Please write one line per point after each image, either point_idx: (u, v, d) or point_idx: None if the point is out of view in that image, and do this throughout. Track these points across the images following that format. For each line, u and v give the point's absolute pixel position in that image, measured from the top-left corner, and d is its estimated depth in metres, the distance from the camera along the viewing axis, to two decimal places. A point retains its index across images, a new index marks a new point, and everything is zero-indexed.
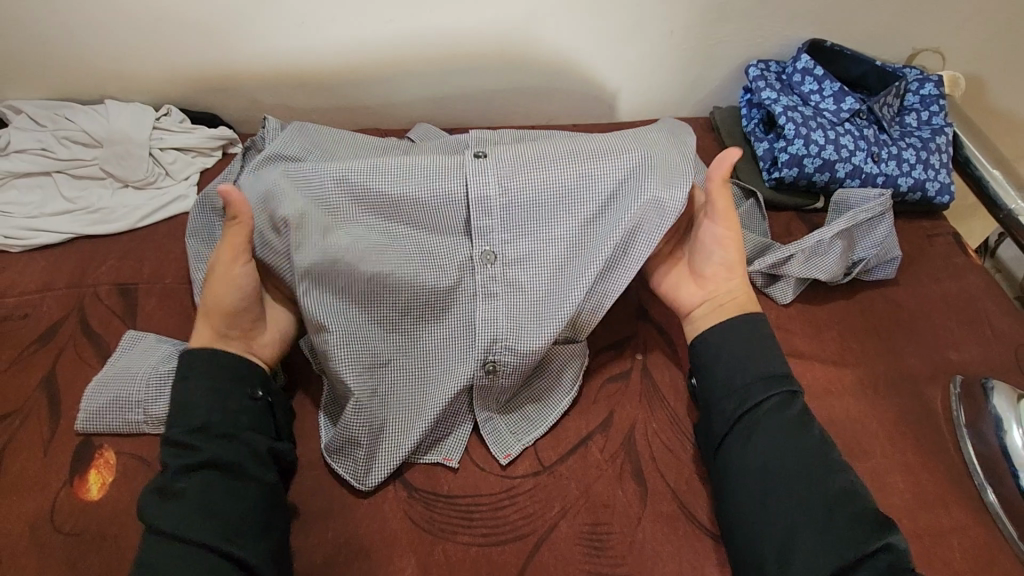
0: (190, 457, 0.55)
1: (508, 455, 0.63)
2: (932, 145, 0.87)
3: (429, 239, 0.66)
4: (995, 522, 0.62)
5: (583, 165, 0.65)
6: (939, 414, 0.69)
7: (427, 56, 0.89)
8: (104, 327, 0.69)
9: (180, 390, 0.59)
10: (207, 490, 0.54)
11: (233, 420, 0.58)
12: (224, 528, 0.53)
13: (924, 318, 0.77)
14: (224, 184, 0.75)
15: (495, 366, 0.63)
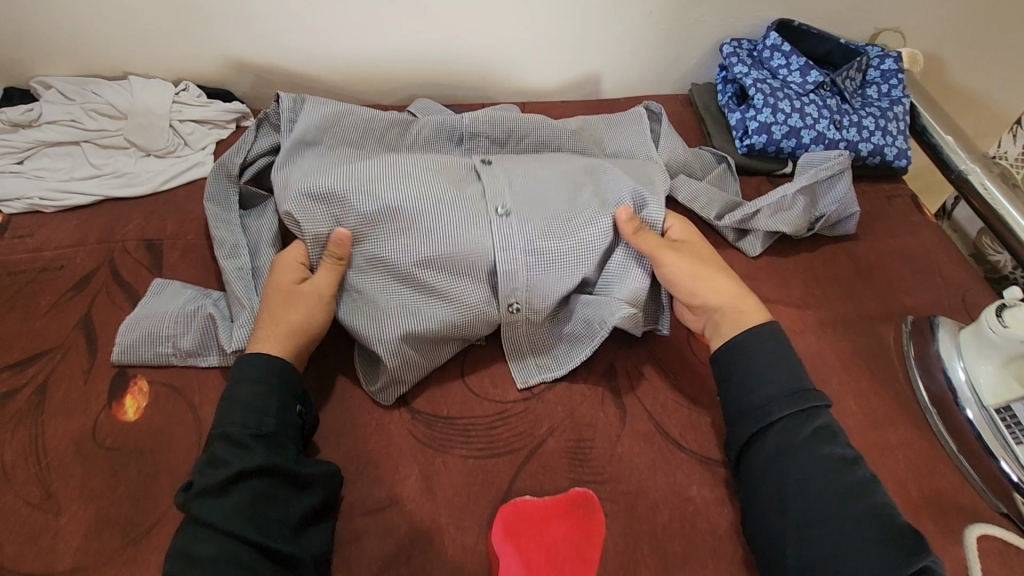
0: (243, 457, 0.56)
1: (526, 382, 0.70)
2: (891, 114, 0.94)
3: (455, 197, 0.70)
4: (937, 437, 0.69)
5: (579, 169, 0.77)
6: (892, 348, 0.77)
7: (426, 36, 0.96)
8: (133, 276, 0.76)
9: (238, 393, 0.60)
10: (258, 493, 0.55)
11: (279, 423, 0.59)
12: (271, 528, 0.54)
13: (882, 267, 0.85)
14: (236, 154, 0.80)
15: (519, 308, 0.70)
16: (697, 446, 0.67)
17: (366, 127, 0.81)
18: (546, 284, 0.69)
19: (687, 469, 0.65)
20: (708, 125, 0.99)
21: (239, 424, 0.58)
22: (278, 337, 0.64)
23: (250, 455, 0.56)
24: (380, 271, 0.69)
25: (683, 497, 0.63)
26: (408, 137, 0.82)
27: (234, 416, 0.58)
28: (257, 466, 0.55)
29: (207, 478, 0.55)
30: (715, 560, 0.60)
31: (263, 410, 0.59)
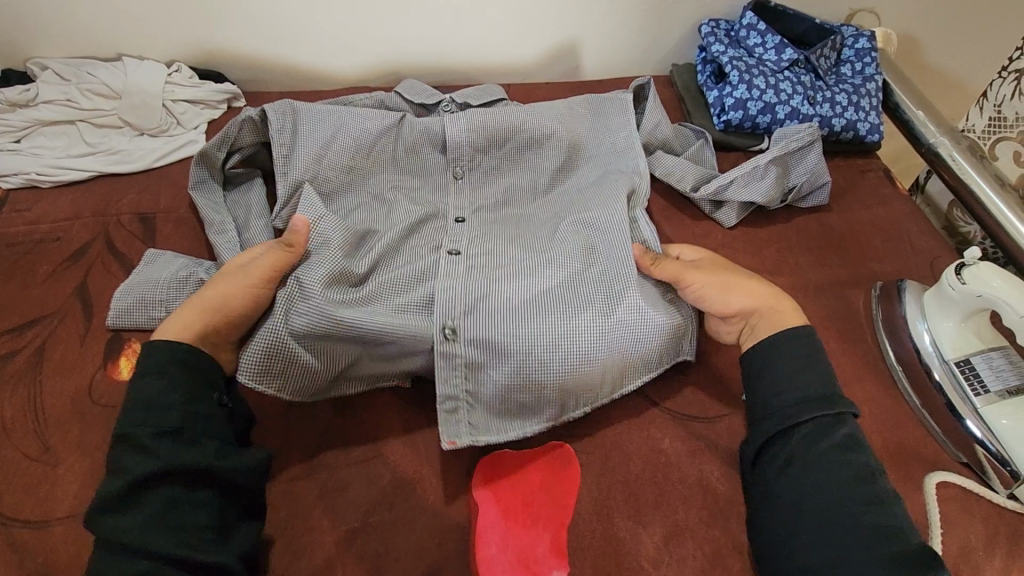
0: (139, 462, 0.54)
1: (453, 442, 0.63)
2: (863, 90, 0.97)
3: (422, 236, 0.79)
4: (902, 394, 0.72)
5: (548, 219, 0.82)
6: (860, 312, 0.80)
7: (411, 20, 0.99)
8: (127, 247, 0.78)
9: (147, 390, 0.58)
10: (170, 503, 0.54)
11: (182, 416, 0.58)
12: (187, 535, 0.53)
13: (853, 236, 0.88)
14: (219, 146, 0.80)
15: (455, 332, 0.67)
16: (668, 403, 0.70)
17: (351, 138, 0.82)
18: (486, 307, 0.68)
19: (662, 423, 0.68)
20: (687, 103, 1.02)
21: (136, 424, 0.57)
22: (192, 318, 0.64)
23: (144, 463, 0.54)
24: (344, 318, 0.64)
25: (656, 449, 0.66)
26: (391, 137, 0.85)
27: (144, 415, 0.57)
28: (151, 475, 0.54)
29: (112, 487, 0.54)
30: (685, 505, 0.62)
31: (148, 410, 0.57)
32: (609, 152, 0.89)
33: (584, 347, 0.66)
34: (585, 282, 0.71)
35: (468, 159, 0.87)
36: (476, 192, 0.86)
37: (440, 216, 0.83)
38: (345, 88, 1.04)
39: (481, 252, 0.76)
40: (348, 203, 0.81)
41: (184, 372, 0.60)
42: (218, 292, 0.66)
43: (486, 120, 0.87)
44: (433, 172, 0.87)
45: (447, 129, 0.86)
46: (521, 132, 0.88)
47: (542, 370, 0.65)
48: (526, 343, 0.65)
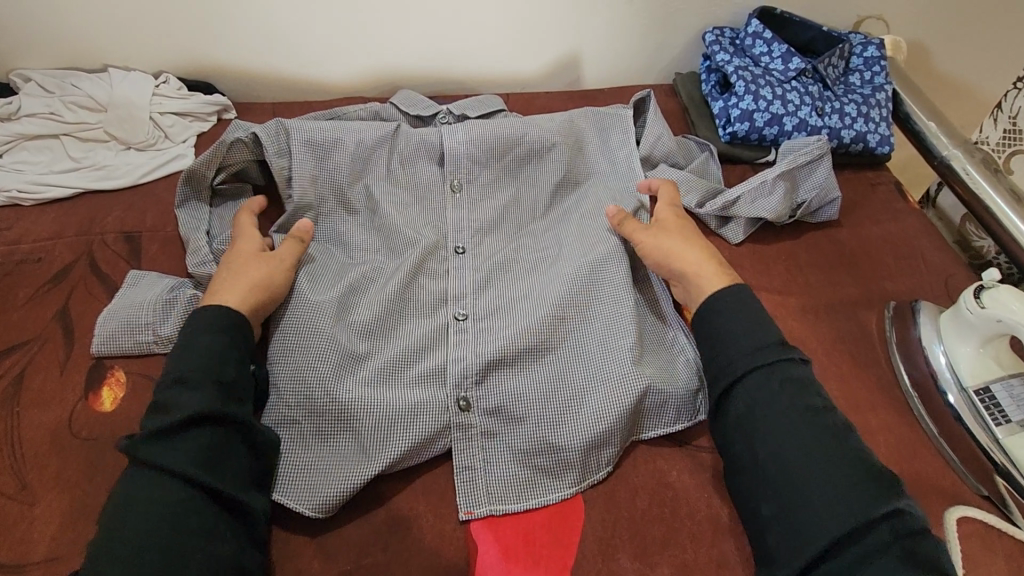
0: (191, 402, 0.56)
1: (469, 513, 0.60)
2: (873, 101, 0.94)
3: (425, 270, 0.77)
4: (918, 421, 0.69)
5: (548, 245, 0.81)
6: (874, 334, 0.77)
7: (407, 28, 0.96)
8: (112, 268, 0.75)
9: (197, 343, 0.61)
10: (211, 444, 0.56)
11: (229, 373, 0.60)
12: (225, 481, 0.55)
13: (865, 253, 0.85)
14: (207, 164, 0.78)
15: (468, 403, 0.66)
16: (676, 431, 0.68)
17: (349, 153, 0.81)
18: (490, 356, 0.68)
19: (671, 455, 0.66)
20: (691, 114, 0.99)
21: (187, 371, 0.59)
22: (241, 291, 0.66)
23: (198, 402, 0.56)
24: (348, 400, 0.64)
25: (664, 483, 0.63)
26: (388, 151, 0.84)
27: (196, 363, 0.60)
28: (203, 415, 0.56)
29: (156, 422, 0.56)
30: (696, 542, 0.60)
31: (198, 360, 0.60)
32: (612, 175, 0.87)
33: (597, 400, 0.65)
34: (587, 320, 0.72)
35: (467, 171, 0.84)
36: (476, 205, 0.83)
37: (441, 237, 0.80)
38: (339, 99, 1.01)
39: (485, 285, 0.76)
40: (349, 229, 0.80)
41: (233, 337, 0.63)
42: (256, 272, 0.68)
43: (487, 133, 0.85)
44: (431, 184, 0.84)
45: (447, 144, 0.84)
46: (518, 143, 0.85)
47: (560, 440, 0.64)
48: (535, 402, 0.67)
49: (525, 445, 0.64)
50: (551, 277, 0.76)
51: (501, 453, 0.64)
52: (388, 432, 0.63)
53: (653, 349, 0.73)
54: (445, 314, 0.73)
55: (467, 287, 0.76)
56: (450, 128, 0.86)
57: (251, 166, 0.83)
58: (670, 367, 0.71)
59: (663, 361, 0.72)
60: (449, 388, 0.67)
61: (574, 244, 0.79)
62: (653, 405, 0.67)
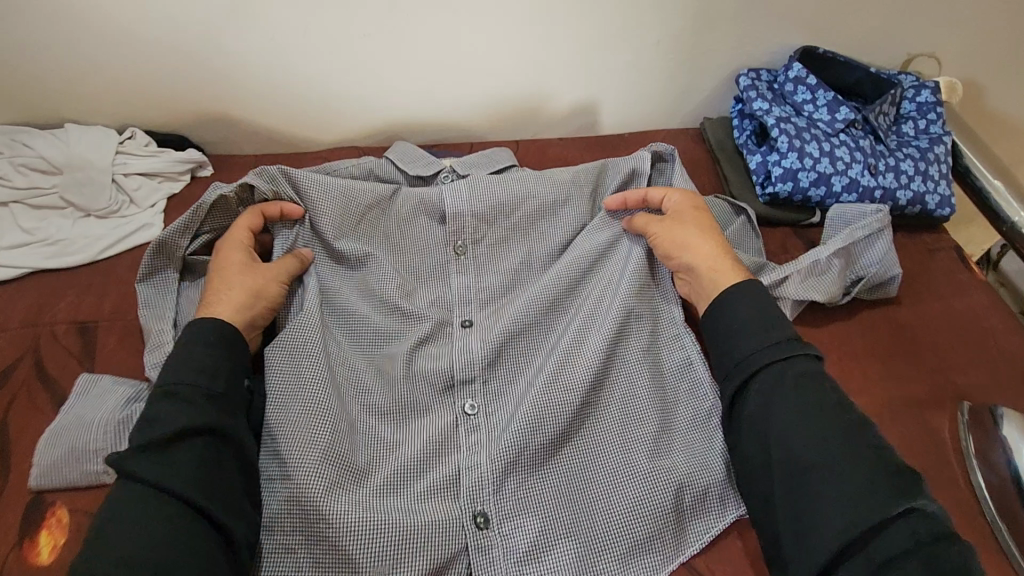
0: (182, 414, 0.54)
1: None
2: (931, 155, 0.83)
3: (429, 351, 0.68)
4: (1006, 552, 0.59)
5: (567, 317, 0.70)
6: (948, 442, 0.66)
7: (405, 71, 0.85)
8: (60, 370, 0.65)
9: (187, 356, 0.58)
10: (202, 457, 0.53)
11: (222, 385, 0.57)
12: (215, 502, 0.52)
13: (929, 337, 0.74)
14: (183, 233, 0.68)
15: (486, 518, 0.59)
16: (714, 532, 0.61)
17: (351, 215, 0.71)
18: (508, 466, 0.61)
19: (705, 563, 0.60)
20: (723, 167, 0.88)
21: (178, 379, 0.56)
22: (239, 303, 0.63)
23: (190, 414, 0.54)
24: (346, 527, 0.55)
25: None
26: (388, 215, 0.73)
27: (188, 371, 0.57)
28: (196, 428, 0.54)
29: (145, 433, 0.53)
30: None
31: (189, 370, 0.57)
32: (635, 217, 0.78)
33: (626, 503, 0.61)
34: (608, 402, 0.66)
35: (473, 231, 0.73)
36: (484, 272, 0.73)
37: (447, 309, 0.71)
38: (329, 150, 0.90)
39: (496, 366, 0.67)
40: (348, 297, 0.69)
41: (225, 350, 0.59)
42: (249, 286, 0.64)
43: (491, 191, 0.73)
44: (434, 258, 0.73)
45: (448, 204, 0.73)
46: (528, 198, 0.74)
47: (591, 558, 0.58)
48: (559, 512, 0.60)
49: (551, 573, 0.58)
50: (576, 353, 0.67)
51: (518, 573, 0.58)
52: (391, 560, 0.55)
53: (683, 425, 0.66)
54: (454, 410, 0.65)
55: (480, 364, 0.66)
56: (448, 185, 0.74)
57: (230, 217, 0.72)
58: (703, 449, 0.65)
59: (695, 441, 0.65)
60: (463, 499, 0.60)
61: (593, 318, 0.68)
62: (688, 503, 0.61)
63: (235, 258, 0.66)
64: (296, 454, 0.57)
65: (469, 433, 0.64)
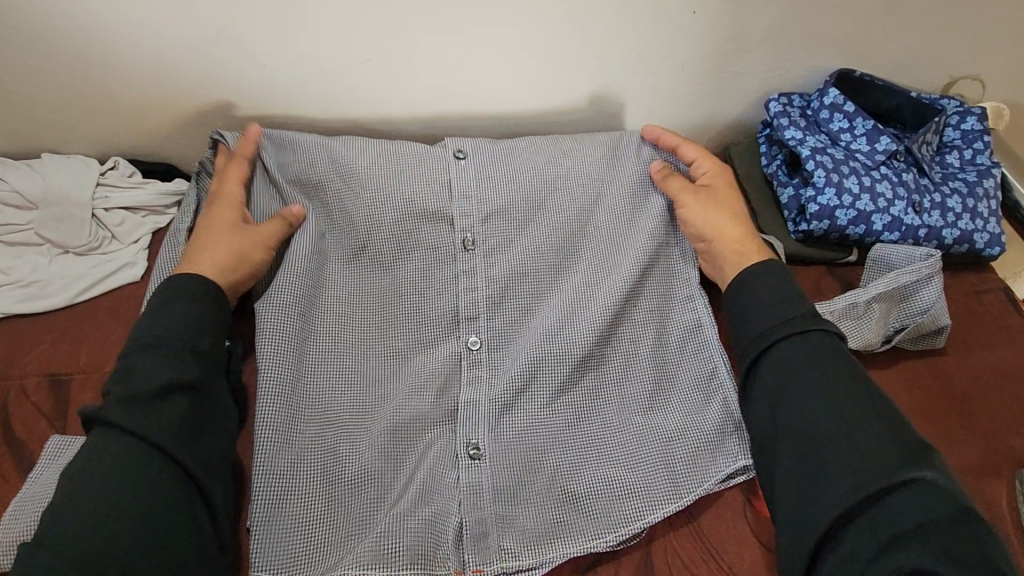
0: (168, 369, 0.53)
1: None
2: (979, 190, 0.77)
3: (427, 291, 0.68)
4: None
5: (569, 264, 0.71)
6: (1005, 518, 0.60)
7: (413, 96, 0.78)
8: (28, 431, 0.59)
9: (166, 311, 0.57)
10: (190, 416, 0.54)
11: (206, 343, 0.57)
12: (196, 460, 0.53)
13: (980, 394, 0.68)
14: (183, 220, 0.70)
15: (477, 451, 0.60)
16: (715, 538, 0.58)
17: (331, 163, 0.69)
18: (500, 405, 0.62)
19: None
20: (751, 199, 0.81)
21: (160, 335, 0.55)
22: (219, 256, 0.63)
23: (175, 369, 0.54)
24: (347, 452, 0.59)
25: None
26: (390, 154, 0.70)
27: (169, 329, 0.56)
28: (183, 384, 0.54)
29: (127, 388, 0.52)
30: None
31: (175, 326, 0.56)
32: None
33: (620, 454, 0.61)
34: (609, 354, 0.67)
35: (483, 172, 0.71)
36: (492, 210, 0.70)
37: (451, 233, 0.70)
38: None
39: (499, 307, 0.68)
40: (338, 245, 0.69)
41: (212, 305, 0.60)
42: (234, 241, 0.64)
43: (499, 145, 0.73)
44: (442, 307, 0.68)
45: (454, 146, 0.72)
46: (558, 150, 0.73)
47: (580, 488, 0.59)
48: (555, 501, 0.58)
49: (546, 500, 0.58)
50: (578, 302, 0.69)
51: (509, 502, 0.58)
52: (387, 481, 0.58)
53: (687, 389, 0.66)
54: (456, 344, 0.66)
55: (483, 308, 0.67)
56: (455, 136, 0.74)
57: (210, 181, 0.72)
58: (705, 409, 0.64)
59: (693, 401, 0.65)
60: (454, 439, 0.61)
61: (595, 279, 0.69)
62: (683, 462, 0.61)
63: (223, 206, 0.67)
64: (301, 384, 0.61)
65: (467, 368, 0.65)
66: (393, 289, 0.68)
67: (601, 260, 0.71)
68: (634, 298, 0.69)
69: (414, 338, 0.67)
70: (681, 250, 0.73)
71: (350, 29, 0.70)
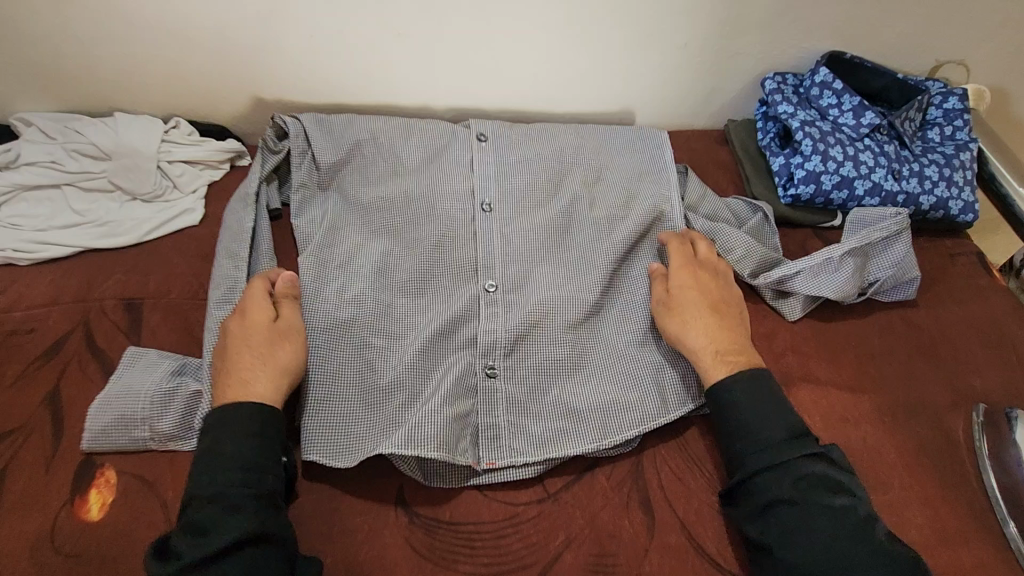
0: (230, 524, 0.52)
1: None
2: (956, 162, 0.84)
3: (450, 240, 0.78)
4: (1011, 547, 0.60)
5: (574, 224, 0.81)
6: (961, 442, 0.67)
7: (442, 72, 0.88)
8: (109, 343, 0.69)
9: (218, 450, 0.56)
10: (250, 567, 0.51)
11: (267, 485, 0.56)
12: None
13: (947, 341, 0.75)
14: (250, 183, 0.79)
15: (495, 371, 0.69)
16: (698, 450, 0.66)
17: (368, 136, 0.82)
18: (514, 335, 0.71)
19: (697, 519, 0.61)
20: (745, 168, 0.89)
21: (223, 482, 0.54)
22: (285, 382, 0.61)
23: (237, 525, 0.52)
24: (384, 366, 0.68)
25: (693, 547, 0.59)
26: (417, 135, 0.84)
27: (225, 474, 0.55)
28: (239, 536, 0.51)
29: (193, 550, 0.51)
30: None
31: (231, 473, 0.55)
32: (645, 161, 0.87)
33: (612, 381, 0.69)
34: (610, 303, 0.77)
35: (500, 150, 0.83)
36: (506, 179, 0.82)
37: (468, 197, 0.81)
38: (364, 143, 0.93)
39: (513, 254, 0.78)
40: (373, 203, 0.79)
41: (266, 434, 0.58)
42: (282, 350, 0.62)
43: (513, 130, 0.86)
44: (463, 256, 0.77)
45: (475, 128, 0.85)
46: (560, 137, 0.87)
47: (579, 404, 0.67)
48: (562, 415, 0.67)
49: (552, 414, 0.67)
50: (581, 258, 0.78)
51: (519, 413, 0.66)
52: (415, 388, 0.67)
53: None
54: (475, 287, 0.75)
55: (497, 255, 0.77)
56: (476, 121, 0.86)
57: (268, 157, 0.81)
58: None
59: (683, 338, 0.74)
60: (477, 359, 0.70)
61: (599, 237, 0.80)
62: (673, 386, 0.69)
63: (262, 318, 0.64)
64: (349, 306, 0.71)
65: (485, 304, 0.74)
66: (422, 240, 0.78)
67: (601, 222, 0.81)
68: (629, 257, 0.80)
69: (441, 280, 0.76)
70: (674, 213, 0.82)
71: (389, 9, 0.79)
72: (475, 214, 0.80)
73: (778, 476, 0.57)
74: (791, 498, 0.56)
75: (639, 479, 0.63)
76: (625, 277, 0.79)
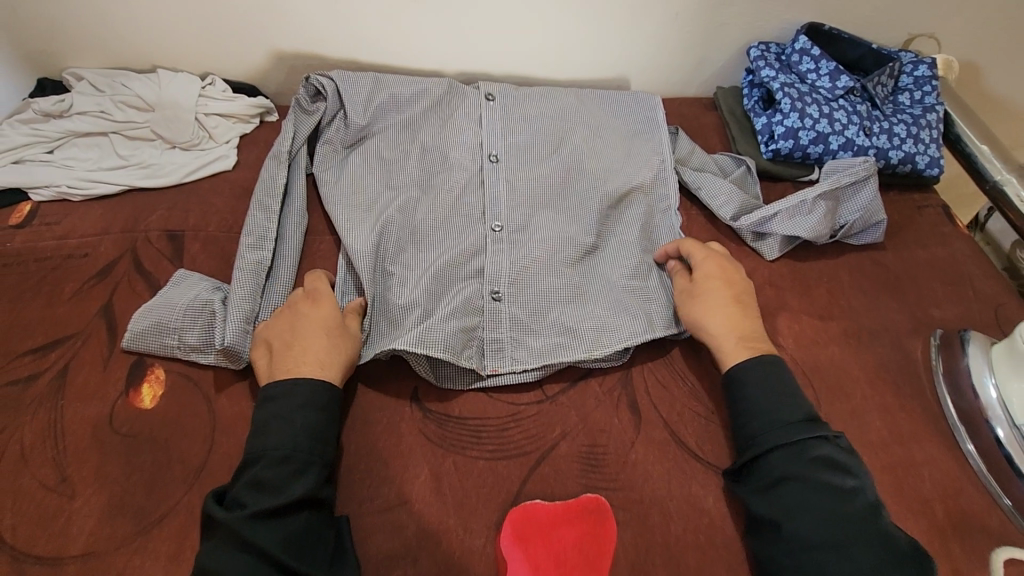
0: (300, 484, 0.56)
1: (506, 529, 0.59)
2: (923, 121, 0.92)
3: (460, 185, 0.85)
4: (957, 444, 0.68)
5: (574, 175, 0.88)
6: (918, 362, 0.75)
7: (454, 36, 0.96)
8: (155, 267, 0.77)
9: (288, 416, 0.60)
10: (304, 524, 0.55)
11: (327, 453, 0.61)
12: (311, 569, 0.54)
13: (911, 279, 0.83)
14: (281, 143, 0.84)
15: (500, 296, 0.76)
16: (682, 364, 0.74)
17: (389, 92, 0.88)
18: (517, 267, 0.78)
19: (676, 419, 0.69)
20: (732, 129, 0.97)
21: (293, 446, 0.59)
22: (320, 355, 0.65)
23: (305, 486, 0.57)
24: (399, 287, 0.75)
25: (674, 440, 0.67)
26: (431, 90, 0.90)
27: (294, 439, 0.59)
28: (305, 498, 0.56)
29: (258, 499, 0.55)
30: (726, 572, 0.59)
31: (300, 438, 0.59)
32: (637, 121, 0.94)
33: (604, 306, 0.77)
34: (604, 244, 0.84)
35: (506, 110, 0.91)
36: (511, 135, 0.89)
37: (476, 149, 0.88)
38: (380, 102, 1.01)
39: (517, 198, 0.85)
40: (392, 153, 0.86)
41: (332, 412, 0.63)
42: (337, 334, 0.67)
43: (519, 90, 0.93)
44: (471, 198, 0.84)
45: (483, 89, 0.92)
46: (559, 98, 0.94)
47: (576, 326, 0.75)
48: (560, 335, 0.74)
49: (551, 333, 0.74)
50: (580, 205, 0.86)
51: (520, 331, 0.74)
52: (428, 307, 0.73)
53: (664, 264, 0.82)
54: (482, 226, 0.82)
55: (502, 198, 0.84)
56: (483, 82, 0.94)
57: (301, 117, 0.87)
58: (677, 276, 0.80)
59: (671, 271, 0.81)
60: (484, 286, 0.77)
61: (595, 187, 0.87)
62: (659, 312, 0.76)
63: (320, 304, 0.69)
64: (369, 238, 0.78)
65: (491, 239, 0.81)
66: (435, 184, 0.85)
67: (597, 174, 0.88)
68: (623, 204, 0.87)
69: (450, 217, 0.82)
70: (666, 168, 0.89)
71: None
72: (483, 162, 0.87)
73: (784, 453, 0.60)
74: (793, 473, 0.59)
75: (630, 386, 0.71)
76: (618, 221, 0.86)
